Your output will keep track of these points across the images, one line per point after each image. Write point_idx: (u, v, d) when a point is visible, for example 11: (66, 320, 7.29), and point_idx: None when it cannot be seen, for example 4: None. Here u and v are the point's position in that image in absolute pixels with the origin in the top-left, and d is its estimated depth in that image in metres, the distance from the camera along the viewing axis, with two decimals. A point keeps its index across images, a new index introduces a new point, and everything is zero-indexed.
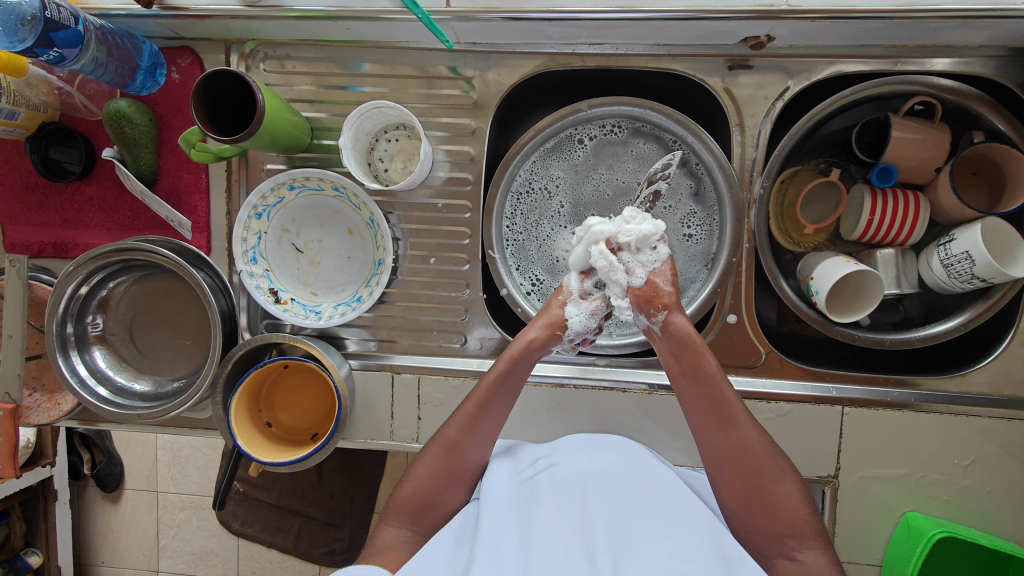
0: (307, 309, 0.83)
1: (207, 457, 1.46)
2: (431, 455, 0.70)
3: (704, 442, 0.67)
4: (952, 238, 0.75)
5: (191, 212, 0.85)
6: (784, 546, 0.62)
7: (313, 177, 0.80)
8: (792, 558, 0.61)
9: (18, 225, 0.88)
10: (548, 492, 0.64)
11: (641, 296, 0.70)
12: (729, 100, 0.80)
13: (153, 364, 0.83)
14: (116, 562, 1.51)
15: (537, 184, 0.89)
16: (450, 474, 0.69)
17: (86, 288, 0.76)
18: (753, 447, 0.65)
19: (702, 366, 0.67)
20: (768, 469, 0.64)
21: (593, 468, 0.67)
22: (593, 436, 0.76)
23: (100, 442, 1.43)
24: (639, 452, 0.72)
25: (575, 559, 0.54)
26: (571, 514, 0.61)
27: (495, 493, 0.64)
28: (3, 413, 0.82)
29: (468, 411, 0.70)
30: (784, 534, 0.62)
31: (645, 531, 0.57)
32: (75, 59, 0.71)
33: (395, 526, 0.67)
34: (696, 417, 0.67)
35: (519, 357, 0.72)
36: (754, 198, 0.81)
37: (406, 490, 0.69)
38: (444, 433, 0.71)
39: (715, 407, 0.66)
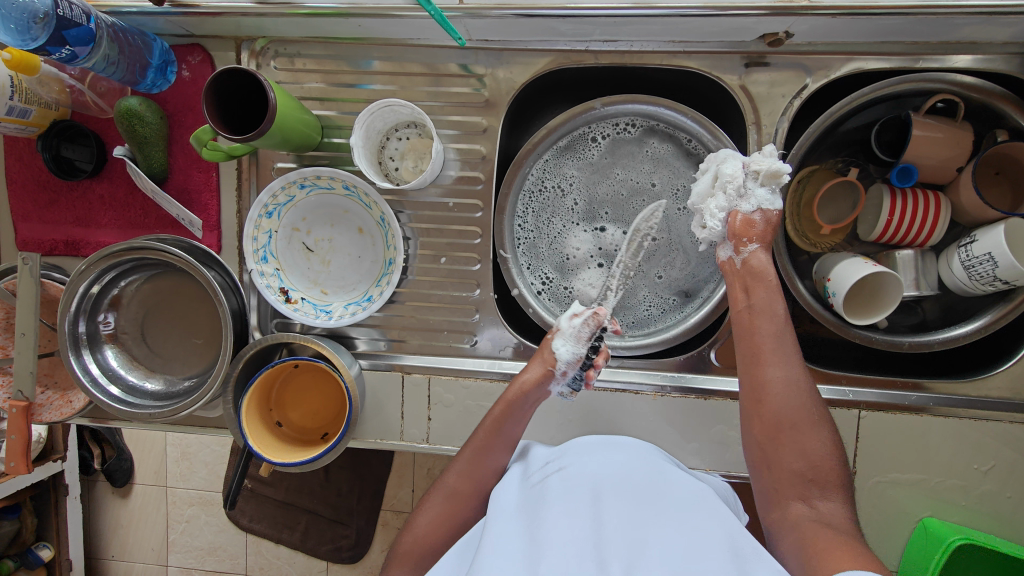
0: (318, 309, 0.83)
1: (216, 453, 1.47)
2: (438, 499, 0.71)
3: (746, 374, 0.67)
4: (974, 239, 0.74)
5: (202, 210, 0.85)
6: (804, 492, 0.61)
7: (324, 176, 0.79)
8: (808, 503, 0.61)
9: (29, 222, 0.88)
10: (559, 494, 0.63)
11: (737, 228, 0.71)
12: (745, 98, 0.79)
13: (164, 364, 0.83)
14: (126, 557, 1.52)
15: (549, 183, 0.88)
16: (455, 517, 0.70)
17: (97, 287, 0.76)
18: (793, 389, 0.65)
19: (761, 304, 0.68)
20: (803, 414, 0.64)
21: (603, 469, 0.66)
22: (604, 437, 0.75)
23: (110, 437, 1.44)
24: (652, 456, 0.71)
25: (585, 562, 0.53)
26: (582, 514, 0.60)
27: (504, 505, 0.64)
28: (15, 410, 0.82)
29: (468, 454, 0.72)
30: (808, 481, 0.62)
31: (659, 533, 0.56)
32: (87, 57, 0.71)
33: (399, 572, 0.68)
34: (742, 351, 0.68)
35: (513, 399, 0.74)
36: None
37: (411, 536, 0.69)
38: (447, 479, 0.72)
39: (764, 344, 0.66)
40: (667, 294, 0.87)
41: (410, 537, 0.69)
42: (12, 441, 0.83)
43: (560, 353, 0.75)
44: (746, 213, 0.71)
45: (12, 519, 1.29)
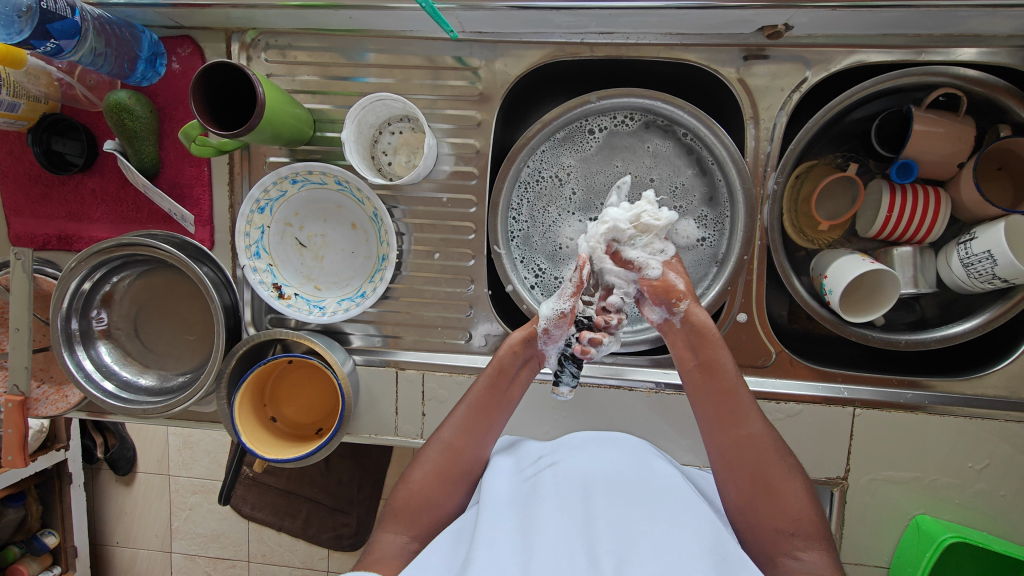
0: (311, 305, 0.83)
1: (216, 442, 1.48)
2: (432, 452, 0.71)
3: (713, 435, 0.66)
4: (973, 237, 0.73)
5: (194, 205, 0.84)
6: (786, 545, 0.62)
7: (316, 171, 0.79)
8: (795, 556, 0.61)
9: (23, 217, 0.87)
10: (551, 490, 0.63)
11: (657, 291, 0.71)
12: (743, 92, 0.77)
13: (157, 359, 0.83)
14: (130, 543, 1.54)
15: (547, 174, 0.86)
16: (445, 484, 0.69)
17: (89, 284, 0.76)
18: (764, 445, 0.64)
19: (714, 360, 0.67)
20: (779, 468, 0.64)
21: (594, 466, 0.66)
22: (597, 433, 0.75)
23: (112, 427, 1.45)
24: (646, 452, 0.71)
25: (575, 560, 0.54)
26: (573, 513, 0.60)
27: (495, 493, 0.64)
28: (13, 404, 0.82)
29: (467, 413, 0.71)
30: (789, 533, 0.62)
31: (647, 533, 0.56)
32: (72, 51, 0.70)
33: (393, 530, 0.67)
34: (708, 415, 0.67)
35: (504, 362, 0.72)
36: (768, 194, 0.78)
37: (404, 496, 0.69)
38: (441, 437, 0.71)
39: (727, 402, 0.66)
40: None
41: (401, 505, 0.69)
42: (8, 434, 0.83)
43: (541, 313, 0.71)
44: (651, 276, 0.71)
45: (18, 506, 1.30)
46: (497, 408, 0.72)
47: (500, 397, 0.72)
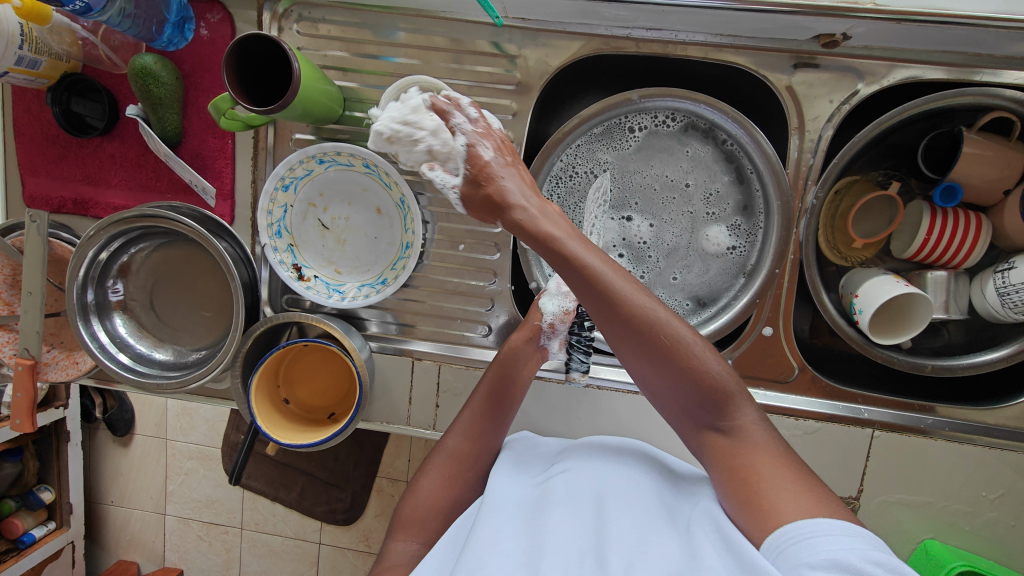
0: (330, 288, 0.81)
1: (217, 411, 1.48)
2: (439, 462, 0.71)
3: (607, 324, 0.59)
4: (1013, 266, 0.72)
5: (216, 178, 0.82)
6: (708, 426, 0.60)
7: (345, 153, 0.76)
8: (720, 434, 0.60)
9: (38, 177, 0.85)
10: (560, 493, 0.62)
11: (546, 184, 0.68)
12: (790, 100, 0.75)
13: (173, 334, 0.81)
14: (124, 503, 1.55)
15: (580, 169, 0.84)
16: (458, 479, 0.70)
17: (106, 254, 0.74)
18: (660, 328, 0.58)
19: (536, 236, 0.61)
20: (684, 353, 0.58)
21: (606, 473, 0.65)
22: (611, 439, 0.74)
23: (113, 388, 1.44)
24: (659, 457, 0.70)
25: (584, 561, 0.53)
26: (583, 519, 0.59)
27: (501, 496, 0.64)
28: (23, 368, 0.81)
29: (470, 418, 0.73)
30: (701, 410, 0.60)
31: (660, 540, 0.55)
32: (101, 10, 0.67)
33: (404, 539, 0.66)
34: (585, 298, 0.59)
35: (505, 360, 0.76)
36: (806, 208, 0.76)
37: (414, 501, 0.69)
38: (449, 445, 0.72)
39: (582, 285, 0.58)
40: (681, 298, 0.84)
41: (415, 501, 0.69)
42: (17, 398, 0.82)
43: (546, 309, 0.79)
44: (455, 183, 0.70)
45: (15, 461, 1.31)
46: (500, 407, 0.74)
47: (506, 399, 0.74)
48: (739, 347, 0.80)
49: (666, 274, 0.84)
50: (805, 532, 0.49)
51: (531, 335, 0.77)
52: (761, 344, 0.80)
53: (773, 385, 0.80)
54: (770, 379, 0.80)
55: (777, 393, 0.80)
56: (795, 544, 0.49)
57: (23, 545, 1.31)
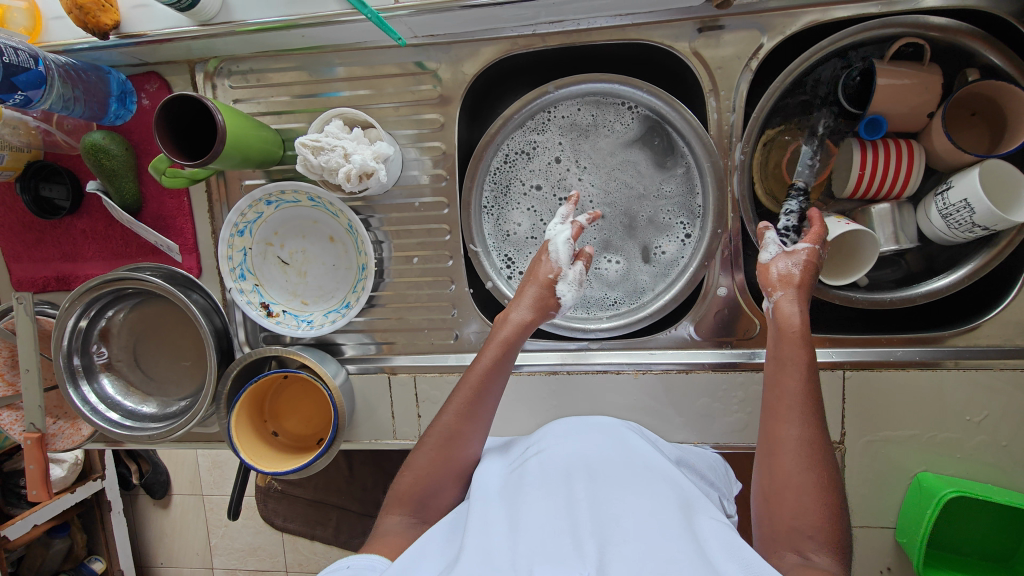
0: (299, 319, 0.86)
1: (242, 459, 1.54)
2: (434, 437, 0.68)
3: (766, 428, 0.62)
4: (950, 186, 0.71)
5: (179, 235, 0.87)
6: (799, 544, 0.54)
7: (288, 191, 0.81)
8: (803, 556, 0.53)
9: (21, 263, 0.91)
10: (536, 479, 0.62)
11: (766, 278, 0.70)
12: (700, 65, 0.76)
13: (159, 386, 0.85)
14: (173, 562, 1.61)
15: (512, 156, 0.86)
16: (449, 451, 0.67)
17: (86, 321, 0.79)
18: (808, 451, 0.57)
19: (788, 356, 0.63)
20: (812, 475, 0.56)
21: (581, 453, 0.65)
22: (585, 420, 0.74)
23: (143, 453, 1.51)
24: (626, 434, 0.70)
25: (562, 542, 0.52)
26: (557, 498, 0.59)
27: (484, 487, 0.64)
28: (31, 442, 0.87)
29: (466, 396, 0.69)
30: (802, 533, 0.54)
31: (630, 511, 0.55)
32: (41, 99, 0.72)
33: (398, 513, 0.65)
34: (766, 407, 0.62)
35: (512, 338, 0.70)
36: (736, 165, 0.77)
37: (412, 471, 0.67)
38: (443, 423, 0.68)
39: (780, 399, 0.61)
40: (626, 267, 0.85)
41: (408, 476, 0.67)
42: (30, 471, 0.88)
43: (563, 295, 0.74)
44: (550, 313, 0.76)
45: (63, 537, 1.40)
46: (492, 380, 0.70)
47: (499, 363, 0.70)
48: (697, 312, 0.82)
49: (606, 251, 0.85)
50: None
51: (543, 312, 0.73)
52: (718, 305, 0.82)
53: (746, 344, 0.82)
54: (742, 338, 0.82)
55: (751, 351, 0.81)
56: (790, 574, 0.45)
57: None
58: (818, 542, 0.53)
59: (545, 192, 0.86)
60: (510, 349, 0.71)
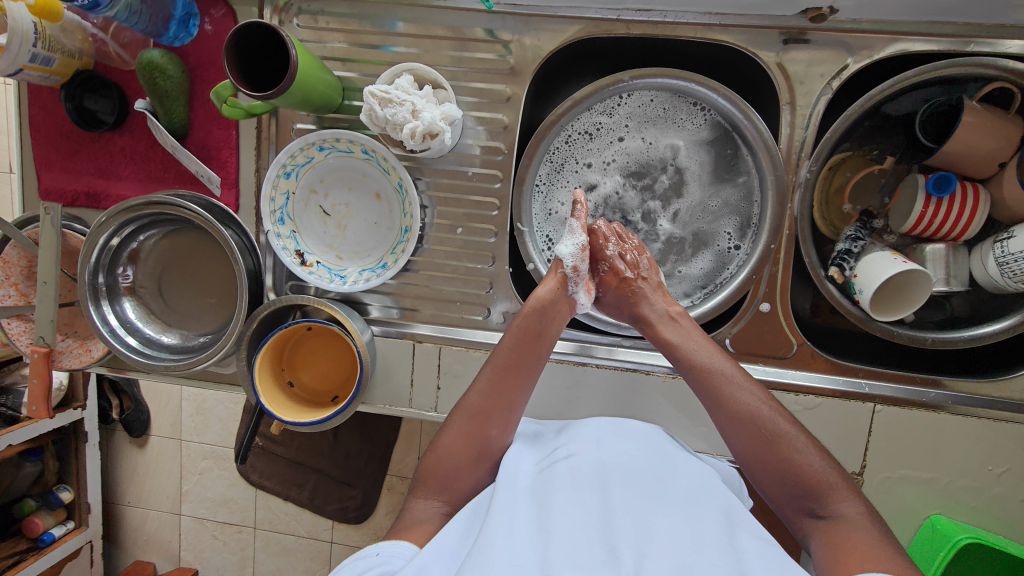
0: (332, 273, 0.84)
1: (228, 411, 1.53)
2: (461, 418, 0.69)
3: (711, 406, 0.67)
4: (1011, 235, 0.71)
5: (221, 168, 0.85)
6: (806, 505, 0.60)
7: (343, 139, 0.78)
8: (818, 514, 0.59)
9: (53, 171, 0.89)
10: (565, 480, 0.61)
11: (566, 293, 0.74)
12: (781, 77, 0.75)
13: (180, 319, 0.83)
14: (141, 504, 1.60)
15: (574, 135, 0.84)
16: (479, 434, 0.68)
17: (117, 240, 0.76)
18: (763, 418, 0.64)
19: (675, 341, 0.71)
20: (783, 440, 0.62)
21: (612, 458, 0.64)
22: (616, 422, 0.73)
23: (128, 389, 1.50)
24: (660, 442, 0.70)
25: (594, 552, 0.52)
26: (588, 504, 0.58)
27: (511, 481, 0.62)
28: (37, 356, 0.84)
29: (492, 376, 0.70)
30: (800, 494, 0.60)
31: (665, 526, 0.53)
32: (109, 5, 0.71)
33: (425, 497, 0.67)
34: (703, 391, 0.68)
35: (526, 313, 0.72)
36: (800, 182, 0.77)
37: (435, 456, 0.69)
38: (468, 401, 0.70)
39: (710, 380, 0.67)
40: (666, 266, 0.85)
41: (435, 455, 0.69)
42: (33, 385, 0.85)
43: (565, 255, 0.75)
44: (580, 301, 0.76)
45: (35, 462, 1.36)
46: (522, 357, 0.70)
47: (528, 346, 0.71)
48: (737, 325, 0.80)
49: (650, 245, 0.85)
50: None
51: (561, 283, 0.74)
52: (758, 321, 0.80)
53: (772, 361, 0.81)
54: (769, 354, 0.80)
55: (776, 369, 0.80)
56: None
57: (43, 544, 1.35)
58: (815, 499, 0.60)
59: (598, 178, 0.85)
60: (528, 325, 0.72)
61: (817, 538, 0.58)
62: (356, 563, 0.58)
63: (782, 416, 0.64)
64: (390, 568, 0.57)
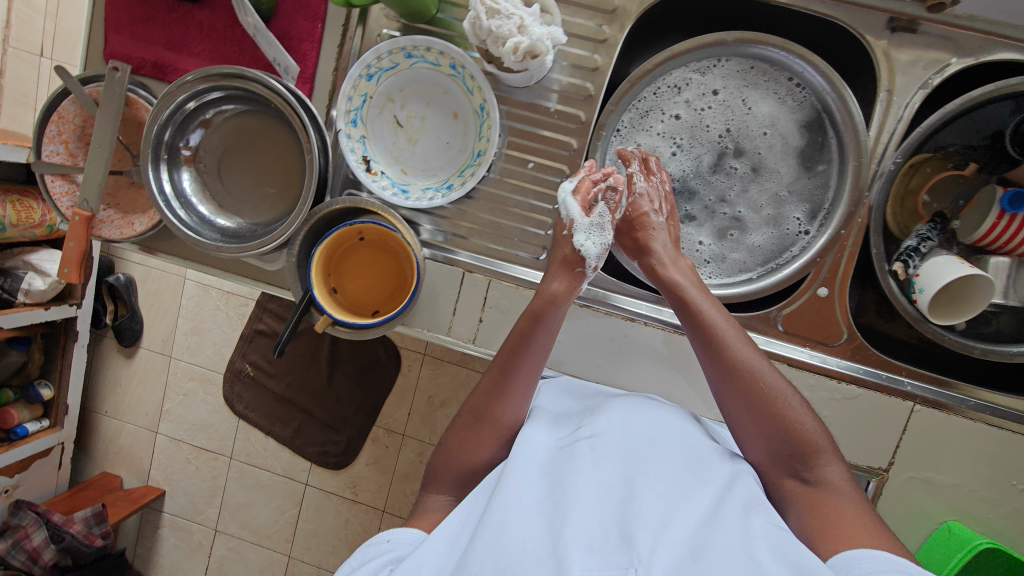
0: (395, 186, 0.82)
1: (224, 335, 1.52)
2: (466, 416, 0.69)
3: (704, 358, 0.65)
4: None
5: (300, 60, 0.82)
6: (792, 467, 0.59)
7: (435, 49, 0.77)
8: (800, 477, 0.59)
9: (121, 35, 0.85)
10: (587, 461, 0.59)
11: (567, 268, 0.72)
12: (885, 64, 0.75)
13: (234, 204, 0.80)
14: (118, 415, 1.58)
15: (663, 88, 0.83)
16: (484, 434, 0.67)
17: (193, 104, 0.75)
18: (757, 374, 0.62)
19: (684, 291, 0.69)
20: (775, 397, 0.61)
21: (633, 443, 0.62)
22: (646, 406, 0.71)
23: (126, 296, 1.50)
24: (691, 432, 0.68)
25: (608, 535, 0.51)
26: (605, 485, 0.56)
27: (528, 455, 0.61)
28: (78, 219, 0.81)
29: (494, 373, 0.69)
30: (786, 452, 0.59)
31: (681, 519, 0.52)
32: None
33: (437, 492, 0.66)
34: (698, 340, 0.66)
35: (540, 307, 0.69)
36: (882, 172, 0.77)
37: (446, 455, 0.68)
38: (471, 402, 0.69)
39: (708, 331, 0.65)
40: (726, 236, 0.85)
41: (447, 452, 0.68)
42: (68, 248, 0.82)
43: (589, 251, 0.71)
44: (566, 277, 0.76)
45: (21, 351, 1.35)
46: (518, 355, 0.68)
47: (527, 340, 0.68)
48: (791, 304, 0.80)
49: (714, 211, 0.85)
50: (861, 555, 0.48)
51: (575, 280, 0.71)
52: (813, 305, 0.80)
53: (817, 347, 0.80)
54: (817, 340, 0.80)
55: (820, 355, 0.80)
56: (853, 562, 0.48)
57: (14, 436, 1.34)
58: (801, 460, 0.59)
59: (676, 135, 0.85)
60: (534, 318, 0.69)
61: (796, 506, 0.58)
62: (369, 550, 0.59)
63: (778, 375, 0.63)
64: (401, 555, 0.57)
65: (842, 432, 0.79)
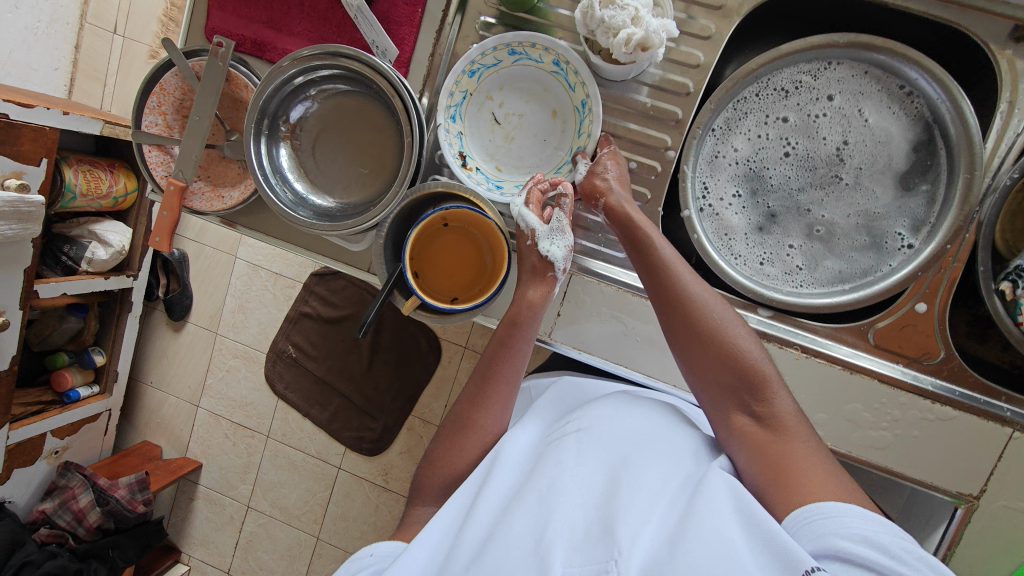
0: (489, 181, 0.82)
1: (270, 315, 1.54)
2: (449, 427, 0.71)
3: (669, 312, 0.69)
4: None
5: (398, 44, 0.82)
6: (741, 407, 0.63)
7: (539, 45, 0.76)
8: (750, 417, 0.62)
9: (223, 11, 0.86)
10: (569, 450, 0.59)
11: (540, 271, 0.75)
12: (1009, 73, 0.72)
13: (326, 182, 0.82)
14: (162, 386, 1.62)
15: (771, 85, 0.81)
16: (462, 446, 0.68)
17: (301, 80, 0.76)
18: (732, 332, 0.66)
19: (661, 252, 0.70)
20: (742, 351, 0.65)
21: (617, 436, 0.62)
22: (633, 400, 0.71)
23: (179, 271, 1.53)
24: (673, 428, 0.67)
25: (591, 527, 0.50)
26: (589, 474, 0.56)
27: (511, 456, 0.63)
28: (173, 188, 0.82)
29: (475, 382, 0.72)
30: (745, 395, 0.63)
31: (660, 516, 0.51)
32: None
33: (422, 504, 0.67)
34: (661, 300, 0.69)
35: (522, 314, 0.71)
36: (996, 187, 0.74)
37: (430, 469, 0.69)
38: (455, 412, 0.72)
39: (668, 288, 0.68)
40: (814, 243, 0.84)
41: (432, 467, 0.69)
42: (162, 217, 0.82)
43: (555, 255, 0.73)
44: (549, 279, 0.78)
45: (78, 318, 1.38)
46: (499, 365, 0.71)
47: (502, 356, 0.71)
48: (887, 317, 0.77)
49: (805, 216, 0.84)
50: (834, 510, 0.49)
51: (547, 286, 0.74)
52: (909, 320, 0.77)
53: (910, 363, 0.78)
54: (910, 356, 0.78)
55: (913, 372, 0.77)
56: (815, 518, 0.50)
57: (67, 400, 1.38)
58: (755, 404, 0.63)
59: (776, 136, 0.83)
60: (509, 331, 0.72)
61: (741, 443, 0.61)
62: (352, 565, 0.58)
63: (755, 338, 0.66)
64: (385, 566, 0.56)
65: (933, 455, 0.75)
